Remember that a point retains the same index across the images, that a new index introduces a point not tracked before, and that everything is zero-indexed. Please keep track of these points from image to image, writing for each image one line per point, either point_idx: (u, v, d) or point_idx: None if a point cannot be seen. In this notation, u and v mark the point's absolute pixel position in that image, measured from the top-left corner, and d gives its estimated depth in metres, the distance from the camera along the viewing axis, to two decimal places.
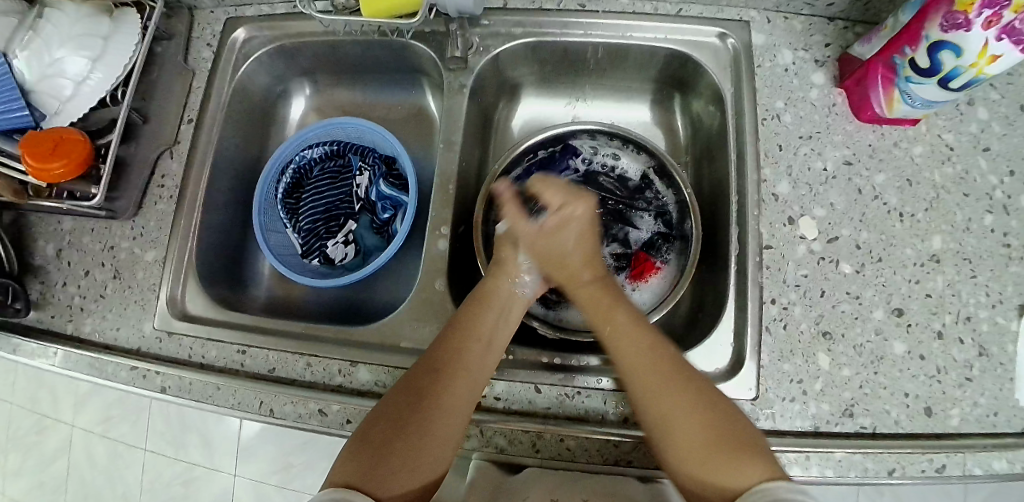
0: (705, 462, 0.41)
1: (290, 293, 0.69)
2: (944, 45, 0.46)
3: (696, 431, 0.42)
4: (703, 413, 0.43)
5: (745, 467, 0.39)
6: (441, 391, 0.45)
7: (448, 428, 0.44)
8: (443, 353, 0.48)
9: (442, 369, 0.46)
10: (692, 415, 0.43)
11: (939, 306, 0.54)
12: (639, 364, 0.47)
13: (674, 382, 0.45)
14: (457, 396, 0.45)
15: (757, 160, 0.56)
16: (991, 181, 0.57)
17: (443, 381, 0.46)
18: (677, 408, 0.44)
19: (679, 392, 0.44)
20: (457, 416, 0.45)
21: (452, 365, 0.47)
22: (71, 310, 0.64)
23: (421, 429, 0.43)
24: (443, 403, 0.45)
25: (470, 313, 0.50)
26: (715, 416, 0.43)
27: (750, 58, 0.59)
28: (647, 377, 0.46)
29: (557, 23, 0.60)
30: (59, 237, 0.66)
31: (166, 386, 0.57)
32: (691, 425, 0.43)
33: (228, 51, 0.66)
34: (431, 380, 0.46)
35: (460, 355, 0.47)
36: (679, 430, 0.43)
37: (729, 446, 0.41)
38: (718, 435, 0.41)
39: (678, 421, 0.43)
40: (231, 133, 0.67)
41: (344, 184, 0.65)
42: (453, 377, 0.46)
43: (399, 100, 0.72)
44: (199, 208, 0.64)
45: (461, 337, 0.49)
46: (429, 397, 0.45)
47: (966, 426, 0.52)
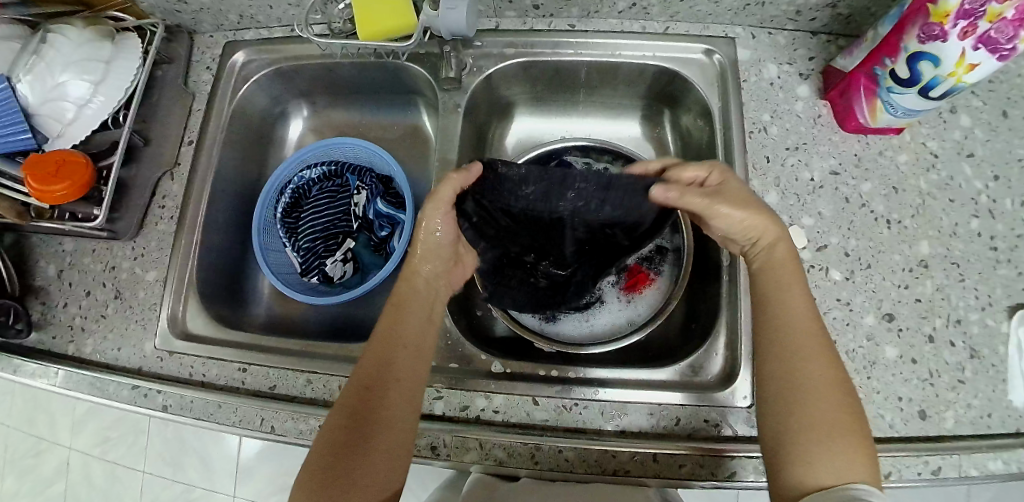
0: (812, 446, 0.40)
1: (290, 310, 0.69)
2: (923, 55, 0.47)
3: (832, 413, 0.41)
4: (840, 398, 0.42)
5: (852, 455, 0.39)
6: (378, 403, 0.44)
7: (394, 437, 0.43)
8: (371, 363, 0.46)
9: (375, 379, 0.45)
10: (830, 395, 0.42)
11: (929, 310, 0.55)
12: (799, 337, 0.44)
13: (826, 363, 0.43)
14: (394, 405, 0.44)
15: (746, 170, 0.58)
16: (976, 186, 0.59)
17: (381, 392, 0.44)
18: (813, 390, 0.42)
19: (824, 366, 0.43)
20: (402, 423, 0.44)
21: (382, 374, 0.45)
22: (72, 331, 0.64)
23: (370, 445, 0.43)
24: (387, 412, 0.44)
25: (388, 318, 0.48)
26: (843, 398, 0.42)
27: (735, 73, 0.61)
28: (802, 351, 0.43)
29: (548, 43, 0.62)
30: (61, 259, 0.67)
31: (167, 404, 0.57)
32: (830, 402, 0.41)
33: (227, 74, 0.68)
34: (366, 394, 0.44)
35: (392, 364, 0.46)
36: (816, 413, 0.41)
37: (847, 434, 0.40)
38: (838, 420, 0.41)
39: (815, 402, 0.41)
40: (230, 154, 0.69)
41: (342, 203, 0.66)
42: (389, 386, 0.45)
43: (395, 119, 0.74)
44: (200, 228, 0.65)
45: (387, 343, 0.47)
46: (371, 411, 0.44)
47: (960, 428, 0.53)
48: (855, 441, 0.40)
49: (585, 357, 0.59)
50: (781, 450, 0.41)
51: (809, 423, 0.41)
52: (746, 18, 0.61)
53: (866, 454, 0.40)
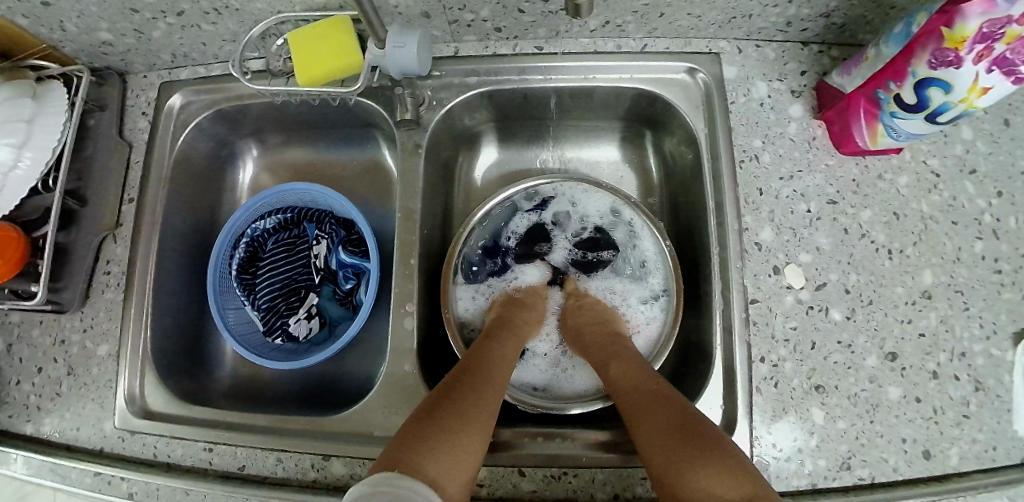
0: (676, 470, 0.39)
1: (260, 371, 0.65)
2: (932, 81, 0.42)
3: (669, 447, 0.41)
4: (676, 429, 0.41)
5: (708, 470, 0.38)
6: (461, 394, 0.44)
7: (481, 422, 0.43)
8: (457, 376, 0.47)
9: (470, 376, 0.46)
10: (658, 438, 0.42)
11: (933, 344, 0.52)
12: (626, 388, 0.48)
13: (666, 407, 0.44)
14: (487, 400, 0.45)
15: (737, 208, 0.53)
16: (980, 204, 0.55)
17: (473, 385, 0.45)
18: (647, 436, 0.43)
19: (654, 415, 0.43)
20: (486, 413, 0.44)
21: (479, 372, 0.47)
22: (27, 410, 0.60)
23: (449, 428, 0.40)
24: (469, 403, 0.43)
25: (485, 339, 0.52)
26: (684, 436, 0.41)
27: (722, 94, 0.55)
28: (634, 409, 0.45)
29: (514, 69, 0.56)
30: (6, 332, 0.62)
31: (134, 491, 0.54)
32: (666, 445, 0.41)
33: (164, 119, 0.62)
34: (463, 387, 0.45)
35: (483, 368, 0.48)
36: (652, 454, 0.41)
37: (703, 452, 0.39)
38: (683, 446, 0.40)
39: (651, 441, 0.42)
40: (178, 207, 0.63)
41: (301, 255, 0.62)
42: (481, 383, 0.46)
43: (354, 154, 0.68)
44: (150, 295, 0.60)
45: (476, 358, 0.49)
46: (445, 404, 0.43)
47: (966, 466, 0.50)
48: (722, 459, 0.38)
49: (570, 417, 0.56)
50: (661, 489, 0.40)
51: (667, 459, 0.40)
52: (731, 31, 0.55)
53: (734, 474, 0.37)
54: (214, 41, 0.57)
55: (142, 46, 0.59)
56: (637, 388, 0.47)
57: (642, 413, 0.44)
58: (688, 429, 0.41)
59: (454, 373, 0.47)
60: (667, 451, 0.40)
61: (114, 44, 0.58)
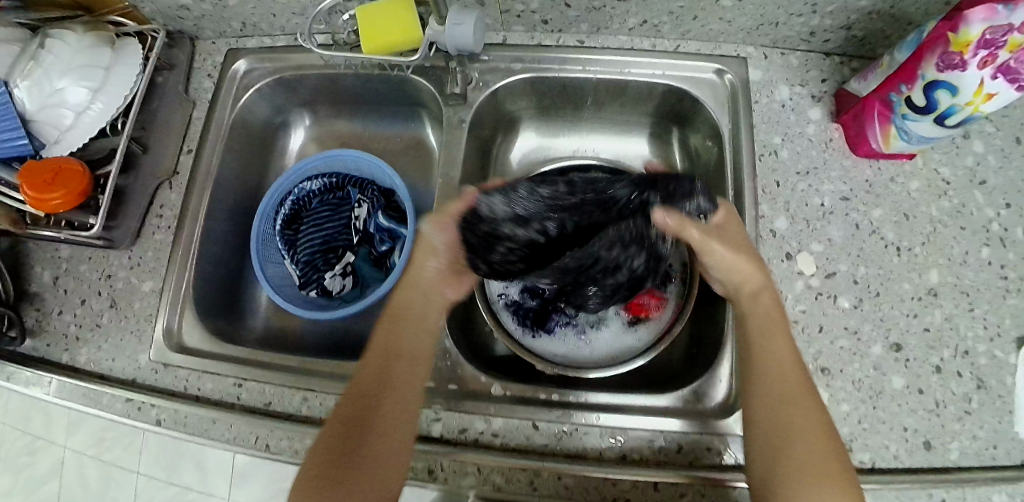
0: (800, 485, 0.40)
1: (290, 321, 0.69)
2: (940, 84, 0.46)
3: (825, 454, 0.41)
4: (825, 435, 0.42)
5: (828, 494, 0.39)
6: (372, 426, 0.45)
7: (390, 451, 0.44)
8: (360, 381, 0.47)
9: (367, 398, 0.46)
10: (819, 442, 0.41)
11: (937, 340, 0.54)
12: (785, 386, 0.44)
13: (813, 406, 0.43)
14: (389, 424, 0.45)
15: (755, 196, 0.57)
16: (987, 214, 0.58)
17: (371, 415, 0.45)
18: (811, 439, 0.42)
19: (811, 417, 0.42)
20: (397, 436, 0.45)
21: (386, 391, 0.46)
22: (67, 339, 0.63)
23: (360, 462, 0.43)
24: (371, 434, 0.44)
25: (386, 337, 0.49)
26: (831, 447, 0.42)
27: (747, 94, 0.60)
28: (795, 403, 0.43)
29: (556, 59, 0.61)
30: (57, 265, 0.66)
31: (161, 418, 0.57)
32: (829, 455, 0.41)
33: (228, 81, 0.67)
34: (366, 417, 0.45)
35: (388, 382, 0.47)
36: (816, 458, 0.41)
37: (841, 472, 0.41)
38: (835, 456, 0.41)
39: (807, 446, 0.41)
40: (230, 162, 0.68)
41: (343, 217, 0.66)
42: (378, 405, 0.45)
43: (397, 131, 0.73)
44: (198, 239, 0.64)
45: (386, 362, 0.48)
46: (358, 442, 0.44)
47: (966, 460, 0.52)
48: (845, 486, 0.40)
49: (587, 382, 0.59)
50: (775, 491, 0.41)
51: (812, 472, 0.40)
52: (758, 38, 0.60)
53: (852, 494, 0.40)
54: (283, 13, 0.63)
55: (216, 13, 0.64)
56: (785, 371, 0.45)
57: (795, 398, 0.43)
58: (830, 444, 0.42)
59: (353, 386, 0.47)
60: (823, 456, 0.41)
61: (191, 8, 0.64)
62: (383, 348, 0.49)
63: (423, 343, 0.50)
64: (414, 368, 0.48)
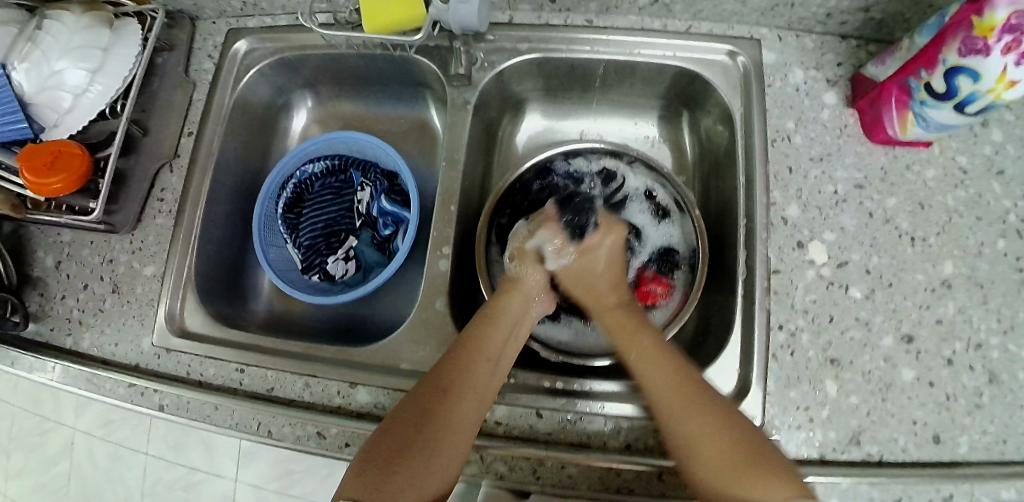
0: (744, 480, 0.41)
1: (292, 307, 0.68)
2: (961, 70, 0.44)
3: (715, 446, 0.43)
4: (722, 430, 0.43)
5: (772, 485, 0.40)
6: (425, 418, 0.44)
7: (456, 443, 0.44)
8: (444, 375, 0.47)
9: (446, 393, 0.46)
10: (708, 432, 0.43)
11: (949, 332, 0.53)
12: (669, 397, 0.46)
13: (703, 400, 0.45)
14: (464, 419, 0.45)
15: (766, 183, 0.55)
16: (1005, 204, 0.56)
17: (439, 407, 0.45)
18: (692, 423, 0.44)
19: (695, 415, 0.44)
20: (464, 429, 0.45)
21: (459, 382, 0.46)
22: (70, 324, 0.63)
23: (402, 465, 0.42)
24: (445, 423, 0.44)
25: (475, 335, 0.50)
26: (726, 440, 0.43)
27: (760, 77, 0.58)
28: (682, 395, 0.46)
29: (563, 39, 0.59)
30: (59, 249, 0.66)
31: (164, 404, 0.56)
32: (715, 447, 0.43)
33: (229, 62, 0.66)
34: (427, 408, 0.45)
35: (468, 377, 0.47)
36: (698, 452, 0.43)
37: (752, 464, 0.41)
38: (728, 448, 0.42)
39: (693, 437, 0.44)
40: (231, 146, 0.67)
41: (345, 200, 0.65)
42: (461, 396, 0.46)
43: (402, 113, 0.72)
44: (199, 224, 0.63)
45: (466, 359, 0.48)
46: (406, 430, 0.44)
47: (975, 454, 0.51)
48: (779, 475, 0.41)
49: (591, 370, 0.58)
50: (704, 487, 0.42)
51: (697, 460, 0.43)
52: (773, 19, 0.58)
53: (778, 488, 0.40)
54: None
55: None
56: (679, 385, 0.46)
57: (676, 396, 0.46)
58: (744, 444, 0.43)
59: (428, 381, 0.47)
60: (710, 446, 0.43)
61: None
62: (483, 347, 0.49)
63: (500, 345, 0.50)
64: (495, 372, 0.49)
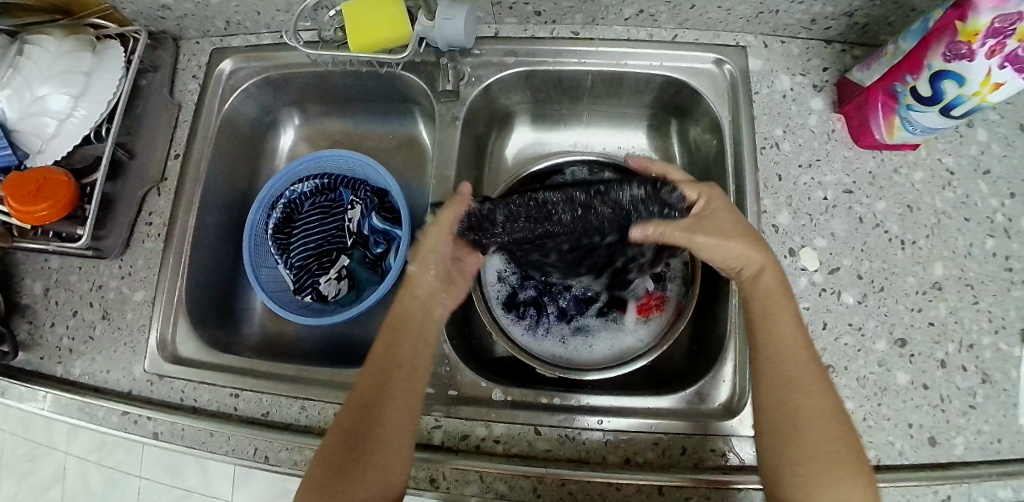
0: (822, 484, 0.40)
1: (287, 326, 0.68)
2: (946, 75, 0.45)
3: (830, 451, 0.41)
4: (836, 433, 0.42)
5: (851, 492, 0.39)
6: (370, 411, 0.44)
7: (403, 442, 0.44)
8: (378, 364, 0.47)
9: (383, 379, 0.46)
10: (831, 441, 0.41)
11: (942, 334, 0.54)
12: (799, 376, 0.43)
13: (827, 408, 0.42)
14: (404, 414, 0.45)
15: (757, 191, 0.56)
16: (992, 204, 0.56)
17: (380, 397, 0.45)
18: (815, 432, 0.41)
19: (821, 418, 0.42)
20: (408, 425, 0.45)
21: (391, 370, 0.46)
22: (60, 352, 0.62)
23: (362, 458, 0.42)
24: (388, 423, 0.44)
25: (387, 337, 0.48)
26: (841, 439, 0.41)
27: (747, 85, 0.58)
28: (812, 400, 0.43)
29: (550, 51, 0.59)
30: (47, 276, 0.64)
31: (160, 431, 0.56)
32: (806, 453, 0.41)
33: (214, 82, 0.65)
34: (370, 400, 0.45)
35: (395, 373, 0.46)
36: (790, 444, 0.41)
37: (849, 467, 0.40)
38: (844, 453, 0.41)
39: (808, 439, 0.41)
40: (218, 166, 0.66)
41: (336, 219, 0.64)
42: (397, 394, 0.45)
43: (390, 129, 0.72)
44: (188, 246, 0.62)
45: (388, 353, 0.47)
46: (354, 426, 0.44)
47: (971, 455, 0.51)
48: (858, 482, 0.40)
49: (586, 384, 0.58)
50: (784, 488, 0.41)
51: (820, 462, 0.40)
52: (758, 26, 0.58)
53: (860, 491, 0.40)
54: (267, 10, 0.61)
55: (199, 12, 0.62)
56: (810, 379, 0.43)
57: (812, 402, 0.42)
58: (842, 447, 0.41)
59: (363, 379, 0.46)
60: (824, 456, 0.40)
61: (173, 8, 0.62)
62: (407, 336, 0.48)
63: (417, 334, 0.49)
64: (417, 366, 0.48)
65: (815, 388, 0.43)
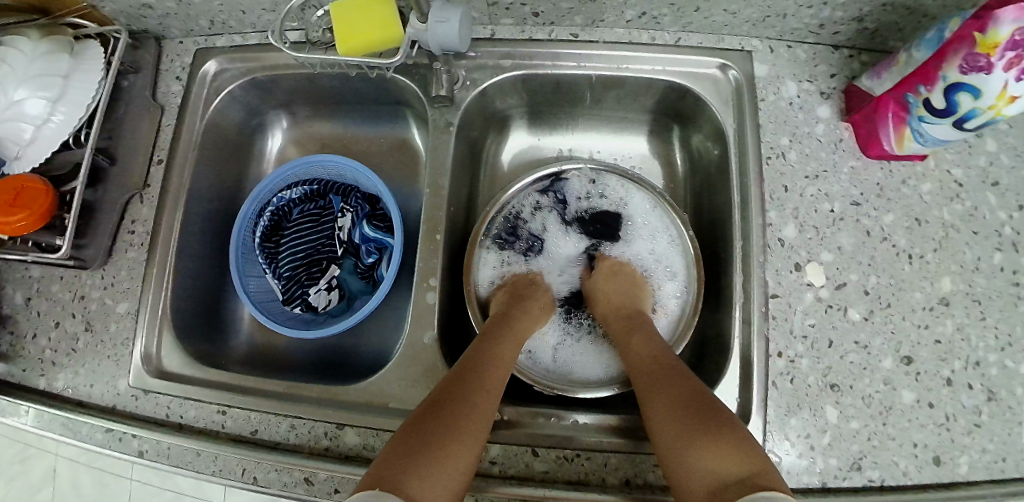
0: (705, 448, 0.38)
1: (276, 337, 0.66)
2: (961, 86, 0.43)
3: (676, 431, 0.40)
4: (681, 411, 0.41)
5: (722, 453, 0.37)
6: (447, 398, 0.42)
7: (477, 431, 0.41)
8: (465, 365, 0.46)
9: (467, 380, 0.45)
10: (670, 416, 0.42)
11: (948, 351, 0.52)
12: (647, 367, 0.48)
13: (680, 385, 0.44)
14: (481, 418, 0.42)
15: (762, 202, 0.54)
16: (1001, 217, 0.55)
17: (458, 393, 0.43)
18: (659, 414, 0.43)
19: (658, 403, 0.43)
20: (482, 429, 0.42)
21: (480, 375, 0.45)
22: (42, 365, 0.60)
23: (421, 444, 0.38)
24: (466, 410, 0.42)
25: (495, 344, 0.49)
26: (715, 409, 0.41)
27: (752, 91, 0.56)
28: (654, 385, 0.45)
29: (548, 55, 0.57)
30: (27, 286, 0.62)
31: (145, 449, 0.54)
32: (673, 422, 0.41)
33: (198, 84, 0.63)
34: (452, 393, 0.43)
35: (482, 377, 0.45)
36: (657, 424, 0.42)
37: (707, 436, 0.39)
38: (688, 423, 0.40)
39: (664, 424, 0.42)
40: (204, 172, 0.64)
41: (326, 226, 0.63)
42: (474, 397, 0.43)
43: (382, 132, 0.70)
44: (173, 256, 0.60)
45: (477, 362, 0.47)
46: (426, 414, 0.41)
47: (976, 475, 0.50)
48: (733, 444, 0.38)
49: (584, 400, 0.56)
50: (672, 464, 0.39)
51: (668, 434, 0.41)
52: (764, 30, 0.56)
53: (742, 453, 0.37)
54: (253, 10, 0.58)
55: (181, 10, 0.59)
56: (652, 364, 0.47)
57: (655, 390, 0.45)
58: (709, 412, 0.41)
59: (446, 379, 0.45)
60: (677, 440, 0.40)
61: (154, 6, 0.59)
62: (497, 353, 0.48)
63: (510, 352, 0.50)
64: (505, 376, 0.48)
65: (667, 371, 0.46)
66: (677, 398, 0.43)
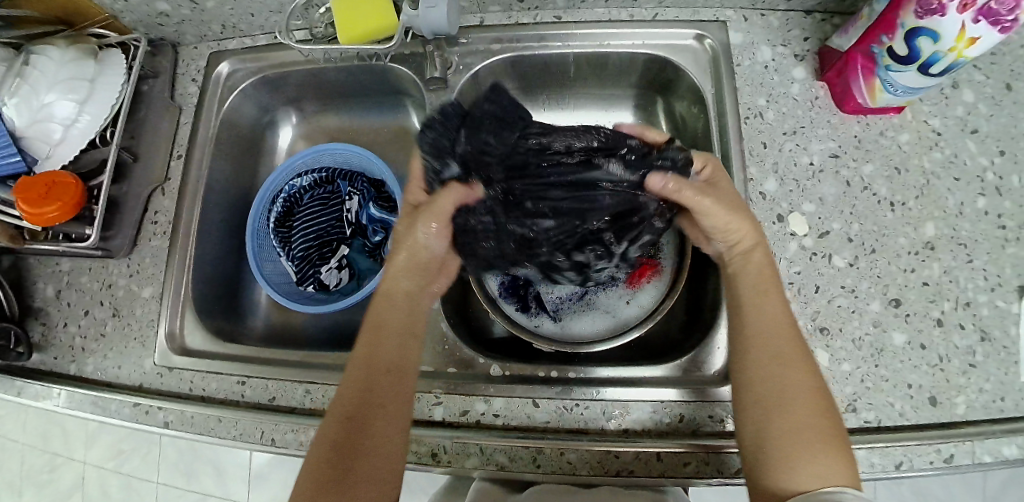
0: (795, 452, 0.40)
1: (292, 318, 0.70)
2: (920, 31, 0.45)
3: (801, 427, 0.41)
4: (813, 403, 0.42)
5: (816, 461, 0.39)
6: (360, 421, 0.43)
7: (391, 447, 0.43)
8: (361, 379, 0.45)
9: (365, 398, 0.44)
10: (805, 416, 0.41)
11: (938, 293, 0.54)
12: (767, 331, 0.45)
13: (802, 368, 0.43)
14: (390, 417, 0.44)
15: (743, 159, 0.57)
16: (982, 163, 0.56)
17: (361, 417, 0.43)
18: (782, 384, 0.42)
19: (797, 383, 0.42)
20: (394, 439, 0.44)
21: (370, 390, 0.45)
22: (73, 351, 0.64)
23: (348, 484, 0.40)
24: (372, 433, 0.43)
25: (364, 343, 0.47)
26: (809, 416, 0.41)
27: (728, 58, 0.59)
28: (780, 361, 0.43)
29: (534, 37, 0.61)
30: (58, 279, 0.66)
31: (169, 420, 0.57)
32: (799, 419, 0.41)
33: (213, 85, 0.68)
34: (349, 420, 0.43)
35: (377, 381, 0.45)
36: (781, 402, 0.42)
37: (830, 443, 0.40)
38: (812, 423, 0.41)
39: (782, 392, 0.42)
40: (218, 166, 0.68)
41: (334, 209, 0.67)
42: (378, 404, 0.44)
43: (385, 121, 0.74)
44: (193, 243, 0.65)
45: (370, 363, 0.46)
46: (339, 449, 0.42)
47: (973, 413, 0.51)
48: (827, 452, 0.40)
49: (587, 355, 0.59)
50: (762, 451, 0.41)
51: (775, 423, 0.41)
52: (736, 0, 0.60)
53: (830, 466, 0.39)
54: (261, 12, 0.63)
55: (195, 16, 0.64)
56: (786, 347, 0.44)
57: (780, 373, 0.43)
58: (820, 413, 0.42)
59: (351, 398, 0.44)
60: (796, 430, 0.41)
61: (170, 14, 0.64)
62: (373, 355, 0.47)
63: (393, 341, 0.48)
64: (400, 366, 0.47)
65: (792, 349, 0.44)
66: (803, 380, 0.43)
